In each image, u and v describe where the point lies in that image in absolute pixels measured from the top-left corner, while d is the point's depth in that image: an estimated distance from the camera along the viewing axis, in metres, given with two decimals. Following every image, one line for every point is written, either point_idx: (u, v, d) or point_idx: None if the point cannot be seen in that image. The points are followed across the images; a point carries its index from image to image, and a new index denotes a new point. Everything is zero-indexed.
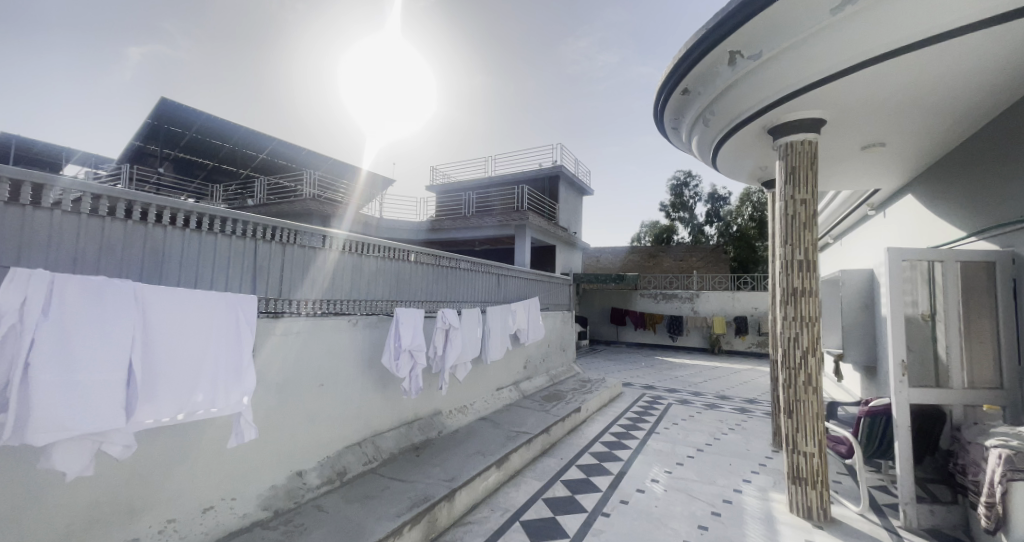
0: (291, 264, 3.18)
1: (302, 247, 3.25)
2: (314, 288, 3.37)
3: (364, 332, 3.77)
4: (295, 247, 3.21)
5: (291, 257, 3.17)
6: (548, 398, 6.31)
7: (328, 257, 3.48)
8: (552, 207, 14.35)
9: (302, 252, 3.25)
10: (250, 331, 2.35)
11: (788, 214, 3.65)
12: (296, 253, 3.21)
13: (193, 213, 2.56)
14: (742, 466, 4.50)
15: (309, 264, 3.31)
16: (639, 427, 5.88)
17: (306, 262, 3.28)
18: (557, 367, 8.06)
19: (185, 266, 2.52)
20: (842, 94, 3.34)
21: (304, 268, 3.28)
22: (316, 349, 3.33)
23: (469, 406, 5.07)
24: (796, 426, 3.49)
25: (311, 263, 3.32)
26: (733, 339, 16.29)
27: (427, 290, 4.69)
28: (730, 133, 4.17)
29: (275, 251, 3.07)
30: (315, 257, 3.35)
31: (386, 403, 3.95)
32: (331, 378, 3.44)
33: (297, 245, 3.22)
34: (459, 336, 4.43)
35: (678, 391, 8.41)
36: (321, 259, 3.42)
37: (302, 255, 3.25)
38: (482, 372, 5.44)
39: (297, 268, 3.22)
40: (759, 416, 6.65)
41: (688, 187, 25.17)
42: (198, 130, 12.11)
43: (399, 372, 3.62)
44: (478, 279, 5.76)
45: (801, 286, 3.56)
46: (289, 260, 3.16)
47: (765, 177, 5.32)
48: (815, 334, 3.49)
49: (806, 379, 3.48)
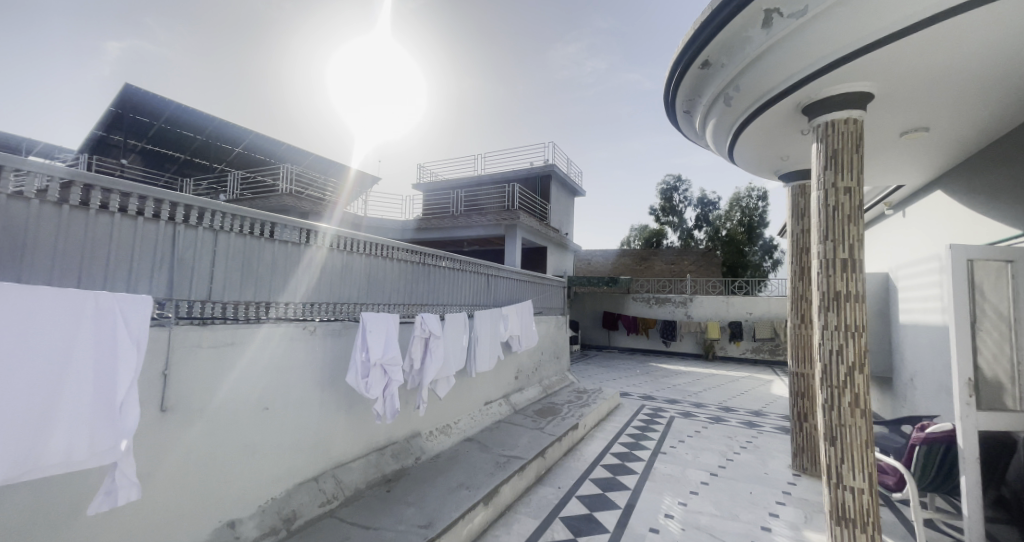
0: (266, 262, 2.77)
1: (278, 243, 2.85)
2: (293, 292, 2.96)
3: (324, 341, 3.12)
4: (271, 243, 2.81)
5: (265, 254, 2.77)
6: (541, 413, 5.69)
7: (311, 255, 3.08)
8: (543, 207, 13.84)
9: (278, 248, 2.85)
10: (132, 353, 1.80)
11: (829, 204, 3.11)
12: (270, 249, 2.80)
13: (143, 197, 2.15)
14: (764, 496, 3.94)
15: (289, 262, 2.92)
16: (643, 446, 5.29)
17: (283, 259, 2.88)
18: (550, 376, 7.45)
19: (149, 263, 2.18)
20: (900, 62, 2.80)
21: (281, 267, 2.87)
22: (259, 365, 2.66)
23: (453, 425, 4.43)
24: (841, 456, 2.93)
25: (290, 261, 2.92)
26: (727, 345, 15.93)
27: (406, 292, 4.09)
28: (755, 113, 3.64)
29: (246, 246, 2.65)
30: (295, 255, 2.96)
31: (351, 427, 3.29)
32: (278, 399, 2.77)
33: (275, 240, 2.84)
34: (440, 346, 3.76)
35: (678, 402, 7.88)
36: (303, 258, 3.02)
37: (279, 251, 2.85)
38: (468, 384, 4.80)
39: (273, 268, 2.81)
40: (770, 431, 6.13)
41: (678, 191, 24.89)
42: (168, 121, 11.28)
43: (366, 393, 2.87)
44: (466, 280, 5.17)
45: (844, 290, 3.01)
46: (263, 258, 2.75)
47: (782, 171, 4.83)
48: (862, 347, 2.94)
49: (852, 400, 2.91)
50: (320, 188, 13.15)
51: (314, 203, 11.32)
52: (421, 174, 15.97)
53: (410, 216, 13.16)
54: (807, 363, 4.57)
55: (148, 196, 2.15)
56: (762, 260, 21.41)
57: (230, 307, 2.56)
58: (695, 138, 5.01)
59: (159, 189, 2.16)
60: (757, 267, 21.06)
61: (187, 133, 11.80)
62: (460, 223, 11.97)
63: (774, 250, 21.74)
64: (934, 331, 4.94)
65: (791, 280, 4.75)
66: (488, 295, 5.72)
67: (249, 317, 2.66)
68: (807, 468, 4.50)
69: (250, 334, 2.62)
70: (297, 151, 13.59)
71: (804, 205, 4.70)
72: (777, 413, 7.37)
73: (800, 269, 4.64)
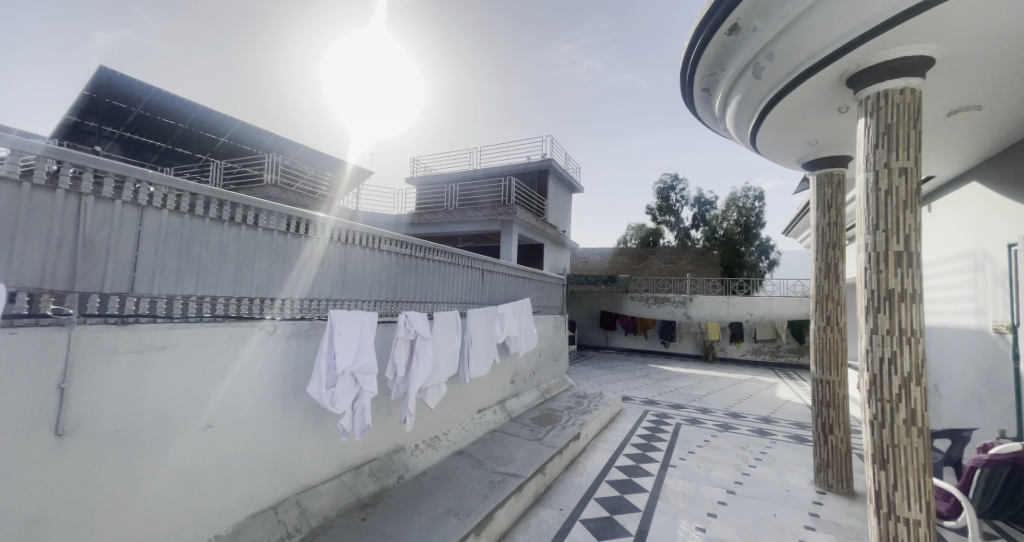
0: (262, 255, 2.55)
1: (276, 234, 2.64)
2: (289, 287, 2.73)
3: (286, 345, 2.64)
4: (269, 234, 2.60)
5: (262, 245, 2.55)
6: (539, 420, 5.24)
7: (308, 247, 2.86)
8: (541, 203, 13.41)
9: (275, 240, 2.64)
10: None
11: (879, 188, 2.67)
12: (267, 240, 2.59)
13: (128, 179, 1.92)
14: (791, 520, 3.52)
15: (285, 255, 2.70)
16: (650, 458, 4.85)
17: (279, 251, 2.67)
18: (548, 379, 7.00)
19: (52, 242, 1.70)
20: (974, 23, 2.32)
21: (278, 260, 2.65)
22: (203, 372, 2.18)
23: (442, 437, 3.96)
24: (893, 481, 2.49)
25: (286, 254, 2.71)
26: (727, 345, 15.67)
27: (390, 287, 3.62)
28: (790, 86, 3.16)
29: (242, 237, 2.44)
30: (292, 247, 2.75)
31: (319, 445, 2.82)
32: (227, 415, 2.29)
33: (273, 231, 2.63)
34: (428, 350, 3.27)
35: (683, 407, 7.48)
36: (299, 250, 2.80)
37: (276, 242, 2.64)
38: (460, 391, 4.32)
39: (269, 260, 2.60)
40: (784, 440, 5.72)
41: (675, 190, 24.52)
42: (147, 108, 10.63)
43: (333, 407, 2.39)
44: (460, 276, 4.73)
45: (898, 289, 2.56)
46: (259, 250, 2.54)
47: (806, 158, 4.40)
48: (919, 355, 2.50)
49: (909, 417, 2.47)
50: (310, 181, 12.56)
51: (302, 196, 10.74)
52: (414, 168, 15.45)
53: (403, 211, 12.66)
54: (834, 369, 4.16)
55: (133, 177, 1.92)
56: (759, 260, 21.17)
57: (219, 303, 2.33)
58: (714, 121, 4.53)
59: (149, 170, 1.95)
60: (753, 267, 20.88)
61: (167, 121, 11.14)
62: (455, 218, 11.50)
63: (772, 250, 21.52)
64: (967, 335, 4.55)
65: (815, 279, 4.38)
66: (483, 293, 5.27)
67: (238, 315, 2.43)
68: (833, 485, 4.08)
69: (191, 335, 2.13)
70: (285, 142, 12.98)
71: (831, 196, 4.28)
72: (787, 419, 6.99)
73: (827, 267, 4.27)
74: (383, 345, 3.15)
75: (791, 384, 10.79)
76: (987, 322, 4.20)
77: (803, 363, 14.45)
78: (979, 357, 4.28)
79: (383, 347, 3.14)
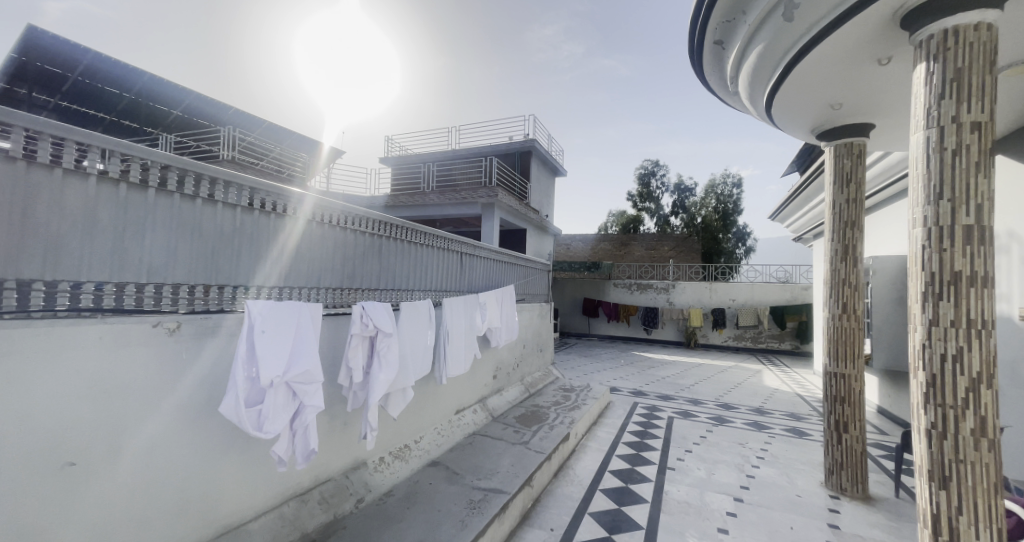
0: (237, 237, 2.27)
1: (256, 213, 2.37)
2: (268, 273, 2.46)
3: (191, 348, 1.97)
4: (251, 215, 2.35)
5: (240, 226, 2.29)
6: (525, 420, 4.73)
7: (288, 227, 2.58)
8: (523, 186, 12.84)
9: (255, 220, 2.38)
10: None
11: (944, 147, 2.19)
12: (234, 220, 2.25)
13: (78, 143, 1.64)
14: (809, 533, 3.13)
15: (260, 237, 2.40)
16: (647, 460, 4.43)
17: (253, 233, 2.36)
18: (533, 372, 6.50)
19: None
20: None
21: (248, 243, 2.34)
22: (50, 390, 1.53)
23: (411, 447, 3.39)
24: (956, 505, 2.07)
25: (259, 236, 2.39)
26: (709, 332, 15.48)
27: (347, 270, 3.02)
28: (829, 29, 2.61)
29: (217, 216, 2.17)
30: (274, 229, 2.49)
31: (244, 475, 2.20)
32: (95, 447, 1.65)
33: (253, 210, 2.36)
34: (394, 350, 2.61)
35: (672, 399, 7.13)
36: (281, 232, 2.53)
37: (257, 223, 2.38)
38: (434, 391, 3.74)
39: (244, 244, 2.31)
40: (782, 434, 5.41)
41: (656, 176, 24.29)
42: (84, 74, 8.81)
43: (265, 432, 1.76)
44: (437, 259, 4.17)
45: (965, 271, 2.11)
46: (227, 230, 2.22)
47: (825, 126, 3.93)
48: (991, 353, 2.06)
49: (977, 428, 2.04)
50: (275, 161, 11.34)
51: (263, 174, 9.64)
52: (389, 148, 14.48)
53: (376, 193, 11.73)
54: (851, 362, 3.77)
55: (84, 141, 1.64)
56: (736, 247, 21.28)
57: (189, 293, 2.03)
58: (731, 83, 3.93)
59: (103, 135, 1.67)
60: (729, 254, 21.01)
61: (110, 90, 9.30)
62: (433, 201, 10.79)
63: (748, 237, 21.66)
64: None
65: (829, 263, 3.96)
66: (462, 279, 4.71)
67: (213, 307, 2.14)
68: (846, 488, 3.74)
69: (30, 337, 1.47)
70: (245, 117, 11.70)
71: (850, 169, 3.83)
72: (779, 409, 6.74)
73: (844, 248, 3.83)
74: (329, 346, 2.47)
75: (776, 371, 10.66)
76: (1011, 309, 3.88)
77: (783, 348, 14.40)
78: (999, 346, 3.98)
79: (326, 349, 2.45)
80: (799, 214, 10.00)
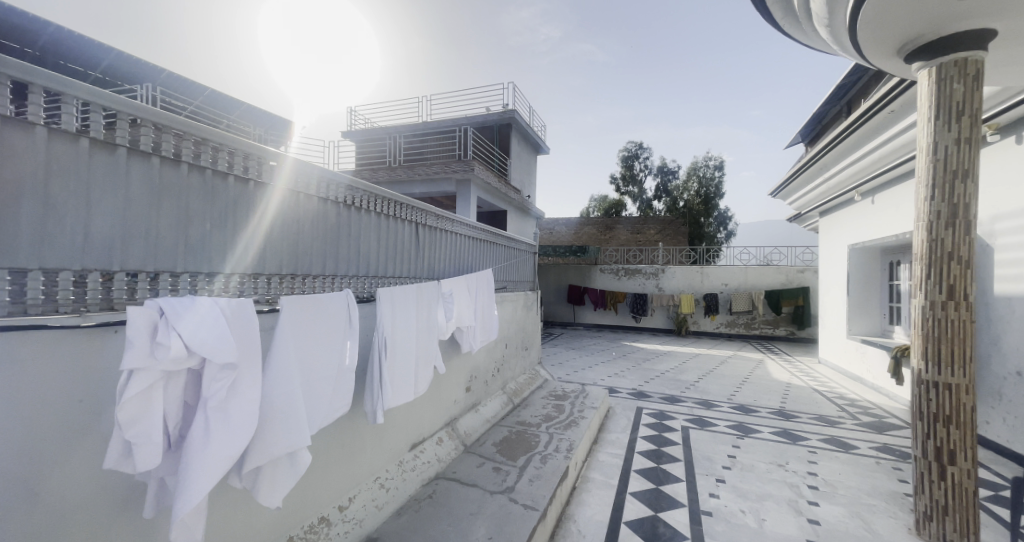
0: (216, 211, 1.68)
1: (242, 182, 1.78)
2: (242, 258, 1.80)
3: None
4: (242, 185, 1.79)
5: (215, 198, 1.68)
6: (507, 448, 3.54)
7: (264, 200, 1.91)
8: (502, 162, 11.53)
9: (237, 191, 1.77)
10: None
11: None
12: (217, 191, 1.68)
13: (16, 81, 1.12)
14: None
15: (242, 212, 1.80)
16: (671, 498, 3.33)
17: (237, 207, 1.77)
18: (516, 376, 5.31)
19: None
20: None
21: (229, 219, 1.74)
22: None
23: (326, 521, 2.14)
24: None
25: (241, 210, 1.79)
26: (701, 319, 14.64)
27: (263, 246, 1.91)
28: None
29: (196, 187, 1.59)
30: (250, 202, 1.84)
31: None
32: None
33: (238, 178, 1.77)
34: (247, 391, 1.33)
35: (678, 400, 6.12)
36: (258, 207, 1.88)
37: (229, 193, 1.73)
38: (366, 428, 2.49)
39: (224, 220, 1.72)
40: (821, 447, 4.45)
41: (638, 159, 23.24)
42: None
43: None
44: (406, 236, 3.12)
45: None
46: (209, 205, 1.65)
47: (924, 38, 2.78)
48: None
49: None
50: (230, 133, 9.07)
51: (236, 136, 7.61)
52: (352, 122, 12.70)
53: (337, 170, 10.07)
54: (954, 367, 2.71)
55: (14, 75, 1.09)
56: (717, 231, 20.65)
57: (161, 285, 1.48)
58: None
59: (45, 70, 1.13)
60: (711, 239, 20.31)
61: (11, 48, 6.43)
62: (400, 176, 9.37)
63: (730, 222, 21.11)
64: None
65: (926, 231, 2.86)
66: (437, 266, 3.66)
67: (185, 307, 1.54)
68: None
69: None
70: None
71: (963, 96, 2.72)
72: (801, 411, 5.82)
73: (952, 210, 2.74)
74: (73, 381, 1.21)
75: (779, 361, 9.83)
76: None
77: (778, 334, 13.64)
78: None
79: (74, 389, 1.21)
80: (803, 191, 9.04)
